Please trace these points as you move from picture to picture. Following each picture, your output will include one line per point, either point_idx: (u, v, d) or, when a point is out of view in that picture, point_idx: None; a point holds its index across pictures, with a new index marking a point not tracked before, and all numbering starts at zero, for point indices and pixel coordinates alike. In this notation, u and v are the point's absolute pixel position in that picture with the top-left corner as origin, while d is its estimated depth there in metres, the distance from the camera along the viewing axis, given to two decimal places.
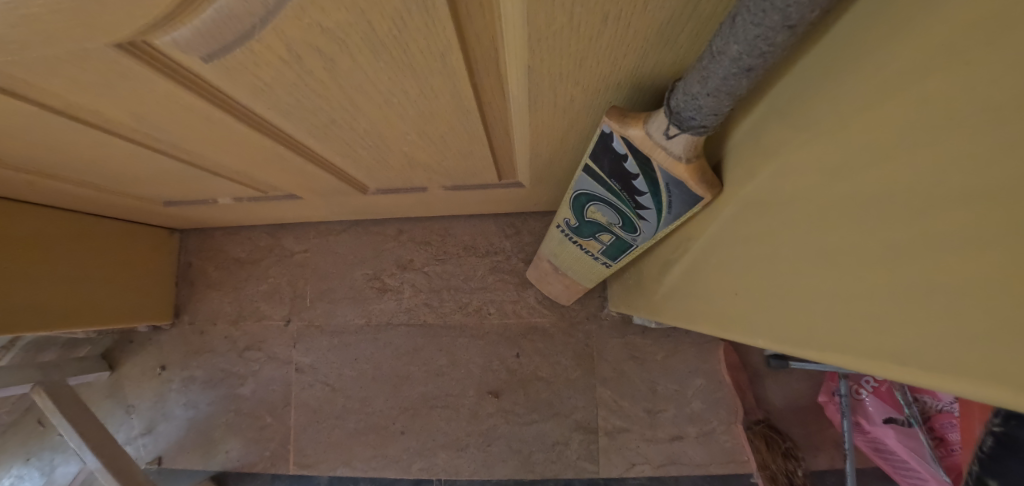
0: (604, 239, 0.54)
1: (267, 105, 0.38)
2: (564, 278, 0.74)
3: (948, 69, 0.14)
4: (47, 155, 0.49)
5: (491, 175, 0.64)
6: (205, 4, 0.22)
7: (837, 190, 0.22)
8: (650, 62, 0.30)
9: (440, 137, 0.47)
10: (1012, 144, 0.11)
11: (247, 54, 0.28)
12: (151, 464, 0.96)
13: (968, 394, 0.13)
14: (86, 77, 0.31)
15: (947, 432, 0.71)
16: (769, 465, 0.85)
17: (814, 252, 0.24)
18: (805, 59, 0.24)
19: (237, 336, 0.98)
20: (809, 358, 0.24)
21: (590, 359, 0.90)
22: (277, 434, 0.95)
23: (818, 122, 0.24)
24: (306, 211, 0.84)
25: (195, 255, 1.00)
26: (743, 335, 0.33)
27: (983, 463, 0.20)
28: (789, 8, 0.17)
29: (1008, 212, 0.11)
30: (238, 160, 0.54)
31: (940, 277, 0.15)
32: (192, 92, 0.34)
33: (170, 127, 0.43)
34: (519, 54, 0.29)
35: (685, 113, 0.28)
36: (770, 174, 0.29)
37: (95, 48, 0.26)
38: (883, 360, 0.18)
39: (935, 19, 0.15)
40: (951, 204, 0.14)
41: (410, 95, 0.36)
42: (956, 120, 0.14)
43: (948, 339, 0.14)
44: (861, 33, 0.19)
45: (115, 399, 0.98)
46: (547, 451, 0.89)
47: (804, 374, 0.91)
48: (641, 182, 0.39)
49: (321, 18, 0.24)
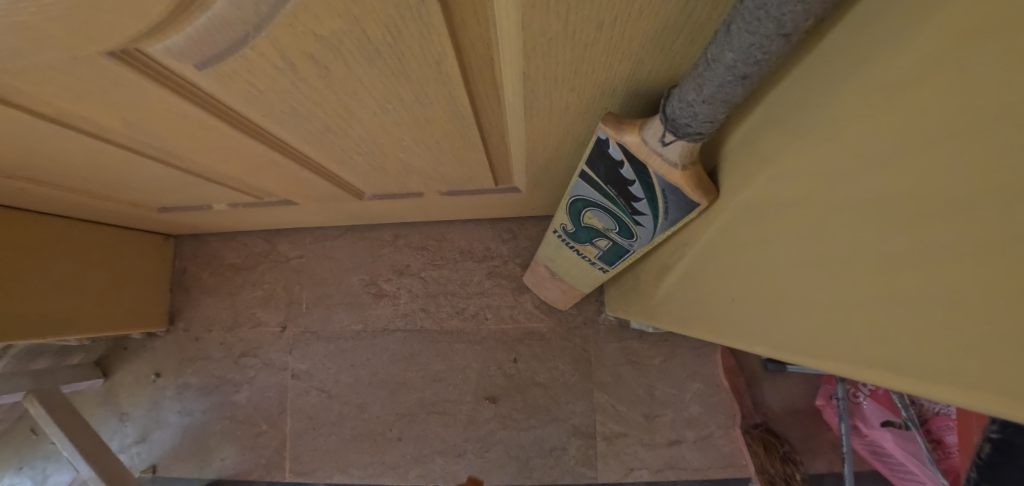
0: (601, 245, 0.54)
1: (260, 113, 0.38)
2: (561, 283, 0.74)
3: (945, 77, 0.14)
4: (40, 163, 0.49)
5: (487, 181, 0.64)
6: (198, 12, 0.22)
7: (834, 197, 0.22)
8: (644, 68, 0.30)
9: (435, 144, 0.47)
10: (1010, 158, 0.11)
11: (240, 61, 0.28)
12: (145, 472, 0.95)
13: (965, 404, 0.13)
14: (76, 84, 0.31)
15: (944, 435, 0.69)
16: (767, 469, 0.85)
17: (812, 260, 0.24)
18: (801, 65, 0.24)
19: (232, 342, 0.97)
20: (807, 366, 0.24)
21: (588, 363, 0.90)
22: (273, 442, 0.94)
23: (813, 128, 0.24)
24: (302, 216, 0.84)
25: (190, 261, 1.00)
26: (744, 342, 0.32)
27: (982, 469, 0.20)
28: (783, 16, 0.16)
29: (1006, 222, 0.11)
30: (230, 166, 0.54)
31: (937, 285, 0.15)
32: (184, 99, 0.34)
33: (161, 134, 0.42)
34: (514, 62, 0.29)
35: (681, 120, 0.28)
36: (766, 179, 0.29)
37: (87, 56, 0.26)
38: (882, 368, 0.18)
39: (929, 27, 0.15)
40: (950, 211, 0.14)
41: (403, 101, 0.35)
42: (953, 127, 0.14)
43: (947, 348, 0.14)
44: (858, 39, 0.19)
45: (109, 406, 0.97)
46: (545, 456, 0.89)
47: (800, 377, 0.91)
48: (636, 188, 0.39)
49: (315, 26, 0.24)
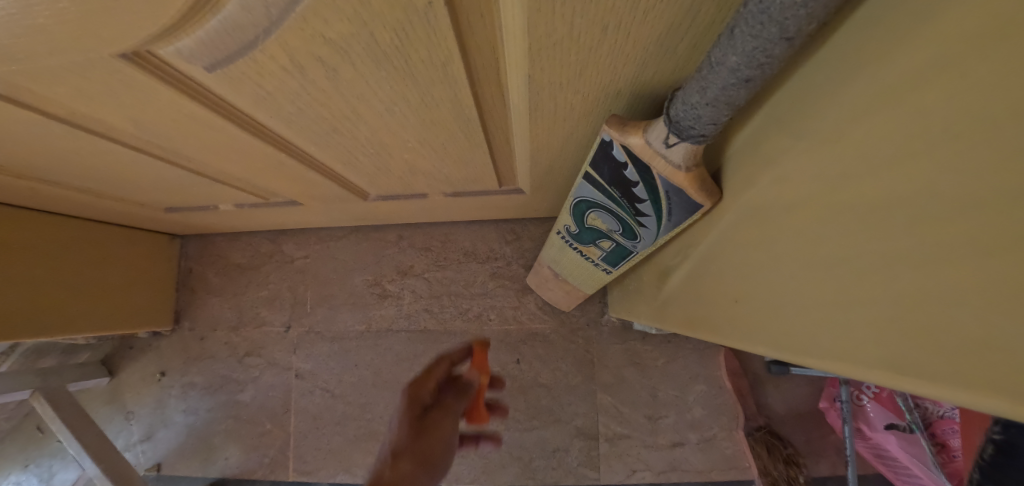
0: (605, 246, 0.54)
1: (269, 115, 0.38)
2: (564, 284, 0.74)
3: (947, 81, 0.15)
4: (50, 163, 0.50)
5: (491, 182, 0.64)
6: (209, 15, 0.22)
7: (836, 198, 0.22)
8: (649, 71, 0.30)
9: (442, 145, 0.48)
10: (1011, 158, 0.11)
11: (249, 63, 0.28)
12: (150, 471, 0.96)
13: (966, 403, 0.14)
14: (89, 86, 0.31)
15: (949, 438, 0.68)
16: (770, 472, 0.85)
17: (814, 260, 0.24)
18: (804, 68, 0.24)
19: (237, 342, 0.97)
20: (809, 366, 0.24)
21: (591, 365, 0.90)
22: (277, 441, 0.94)
23: (815, 129, 0.24)
24: (307, 217, 0.84)
25: (195, 261, 1.00)
26: (747, 343, 0.32)
27: (985, 470, 0.21)
28: (786, 20, 0.17)
29: (1005, 223, 0.11)
30: (238, 166, 0.54)
31: (937, 285, 0.15)
32: (194, 100, 0.35)
33: (171, 135, 0.43)
34: (520, 64, 0.29)
35: (685, 122, 0.29)
36: (769, 181, 0.30)
37: (99, 58, 0.26)
38: (883, 367, 0.18)
39: (930, 31, 0.15)
40: (951, 211, 0.14)
41: (410, 103, 0.36)
42: (954, 130, 0.14)
43: (949, 347, 0.14)
44: (860, 42, 0.19)
45: (114, 405, 0.97)
46: (547, 457, 0.89)
47: (804, 380, 0.91)
48: (640, 189, 0.39)
49: (324, 29, 0.24)
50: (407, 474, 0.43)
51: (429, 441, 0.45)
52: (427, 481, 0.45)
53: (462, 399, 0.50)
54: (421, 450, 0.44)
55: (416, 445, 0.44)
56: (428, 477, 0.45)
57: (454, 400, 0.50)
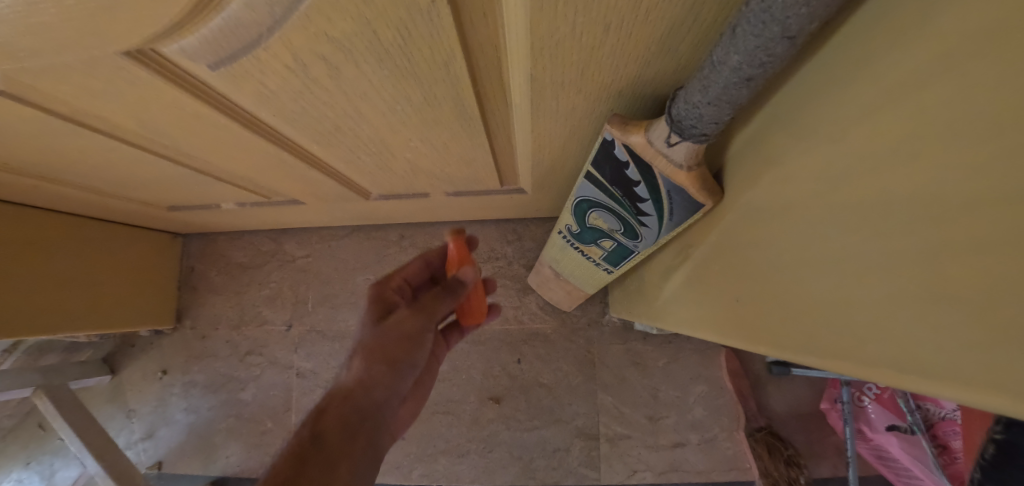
0: (606, 246, 0.54)
1: (271, 113, 0.39)
2: (565, 284, 0.74)
3: (948, 80, 0.15)
4: (53, 161, 0.50)
5: (492, 181, 0.64)
6: (213, 13, 0.22)
7: (837, 197, 0.22)
8: (651, 70, 0.30)
9: (444, 145, 0.48)
10: (1011, 156, 0.11)
11: (252, 62, 0.28)
12: (151, 469, 0.96)
13: (969, 401, 0.14)
14: (93, 83, 0.31)
15: (949, 439, 0.68)
16: (771, 472, 0.84)
17: (815, 259, 0.24)
18: (805, 66, 0.25)
19: (239, 341, 0.98)
20: (812, 364, 0.24)
21: (591, 365, 0.90)
22: (277, 439, 0.94)
23: (816, 129, 0.24)
24: (308, 216, 0.84)
25: (197, 260, 1.01)
26: (750, 343, 0.32)
27: (986, 470, 0.21)
28: (789, 19, 0.17)
29: (1006, 221, 0.12)
30: (240, 165, 0.54)
31: (940, 283, 0.15)
32: (197, 98, 0.35)
33: (175, 133, 0.43)
34: (522, 63, 0.29)
35: (686, 121, 0.29)
36: (770, 180, 0.30)
37: (103, 55, 0.27)
38: (885, 366, 0.18)
39: (933, 29, 0.15)
40: (953, 210, 0.14)
41: (412, 101, 0.36)
42: (955, 128, 0.14)
43: (952, 345, 0.14)
44: (862, 41, 0.19)
45: (115, 403, 0.98)
46: (548, 457, 0.89)
47: (805, 381, 0.91)
48: (642, 189, 0.39)
49: (328, 28, 0.24)
50: (371, 369, 0.41)
51: (400, 337, 0.43)
52: (395, 377, 0.43)
53: (448, 299, 0.46)
54: (388, 345, 0.42)
55: (383, 340, 0.42)
56: (397, 374, 0.43)
57: (437, 300, 0.45)
